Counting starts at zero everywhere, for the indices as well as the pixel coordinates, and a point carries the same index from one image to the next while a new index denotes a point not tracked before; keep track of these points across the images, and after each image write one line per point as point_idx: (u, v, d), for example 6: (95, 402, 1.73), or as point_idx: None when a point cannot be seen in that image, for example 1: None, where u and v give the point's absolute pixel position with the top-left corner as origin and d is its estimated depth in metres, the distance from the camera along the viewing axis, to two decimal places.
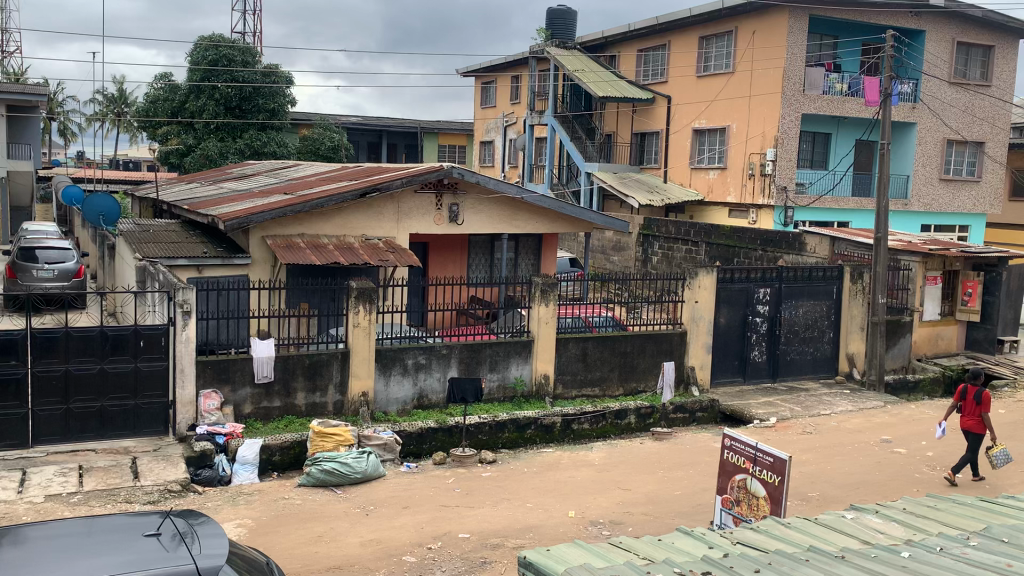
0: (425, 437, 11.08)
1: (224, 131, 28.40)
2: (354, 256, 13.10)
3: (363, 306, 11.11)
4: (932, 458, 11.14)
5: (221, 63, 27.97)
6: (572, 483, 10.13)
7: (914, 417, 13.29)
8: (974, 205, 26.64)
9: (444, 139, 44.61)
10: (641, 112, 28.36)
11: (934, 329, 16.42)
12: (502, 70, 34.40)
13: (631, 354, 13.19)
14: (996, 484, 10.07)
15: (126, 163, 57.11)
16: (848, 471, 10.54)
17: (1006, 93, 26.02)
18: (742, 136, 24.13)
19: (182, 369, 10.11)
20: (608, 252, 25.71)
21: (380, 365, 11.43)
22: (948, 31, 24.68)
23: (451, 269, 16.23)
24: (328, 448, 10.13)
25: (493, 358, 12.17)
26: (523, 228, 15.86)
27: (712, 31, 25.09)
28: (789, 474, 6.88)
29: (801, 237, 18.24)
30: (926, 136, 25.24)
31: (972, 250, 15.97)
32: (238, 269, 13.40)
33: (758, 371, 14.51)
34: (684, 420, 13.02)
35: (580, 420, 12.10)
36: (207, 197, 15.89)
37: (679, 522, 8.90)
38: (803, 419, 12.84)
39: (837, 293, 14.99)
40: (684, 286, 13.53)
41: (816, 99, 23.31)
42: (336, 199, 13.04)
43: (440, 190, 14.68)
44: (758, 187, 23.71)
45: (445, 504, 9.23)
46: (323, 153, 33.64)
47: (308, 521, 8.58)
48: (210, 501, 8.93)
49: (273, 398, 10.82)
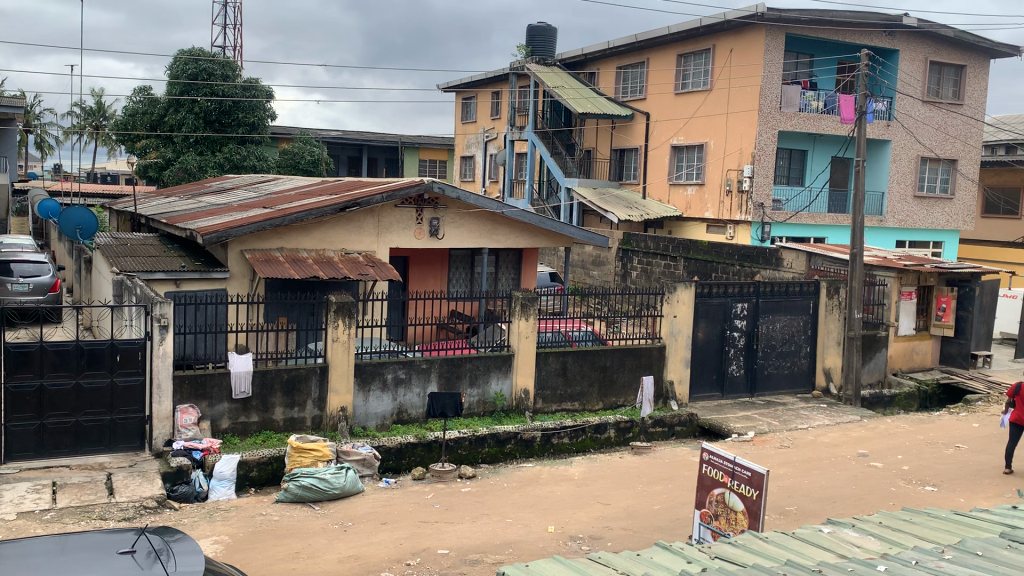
0: (404, 452, 11.06)
1: (204, 144, 28.33)
2: (334, 270, 13.04)
3: (342, 320, 11.08)
4: (908, 471, 11.27)
5: (201, 76, 27.83)
6: (551, 498, 10.13)
7: (890, 431, 13.41)
8: (947, 221, 27.08)
9: (424, 154, 44.74)
10: (620, 128, 28.57)
11: (909, 344, 16.61)
12: (483, 85, 34.58)
13: (610, 369, 13.21)
14: (971, 497, 10.18)
15: (102, 175, 56.52)
16: (826, 485, 10.62)
17: (977, 111, 26.55)
18: (720, 153, 24.36)
19: (158, 384, 10.02)
20: (588, 266, 25.84)
21: (359, 380, 11.39)
22: (921, 51, 25.08)
23: (431, 283, 16.25)
24: (306, 463, 10.12)
25: (473, 373, 12.17)
26: (503, 242, 15.88)
27: (690, 49, 25.30)
28: (767, 488, 6.92)
29: (778, 252, 18.36)
30: (900, 153, 25.57)
31: (947, 266, 16.20)
32: (216, 283, 13.34)
33: (736, 386, 14.61)
34: (663, 434, 13.09)
35: (560, 434, 12.12)
36: (184, 211, 15.79)
37: (658, 536, 8.92)
38: (780, 433, 12.93)
39: (813, 308, 15.11)
40: (664, 301, 13.60)
41: (792, 117, 23.54)
42: (315, 213, 13.04)
43: (420, 205, 14.69)
44: (735, 204, 23.94)
45: (423, 520, 9.21)
46: (303, 167, 33.58)
47: (285, 537, 8.52)
48: (186, 518, 8.86)
49: (251, 413, 10.73)
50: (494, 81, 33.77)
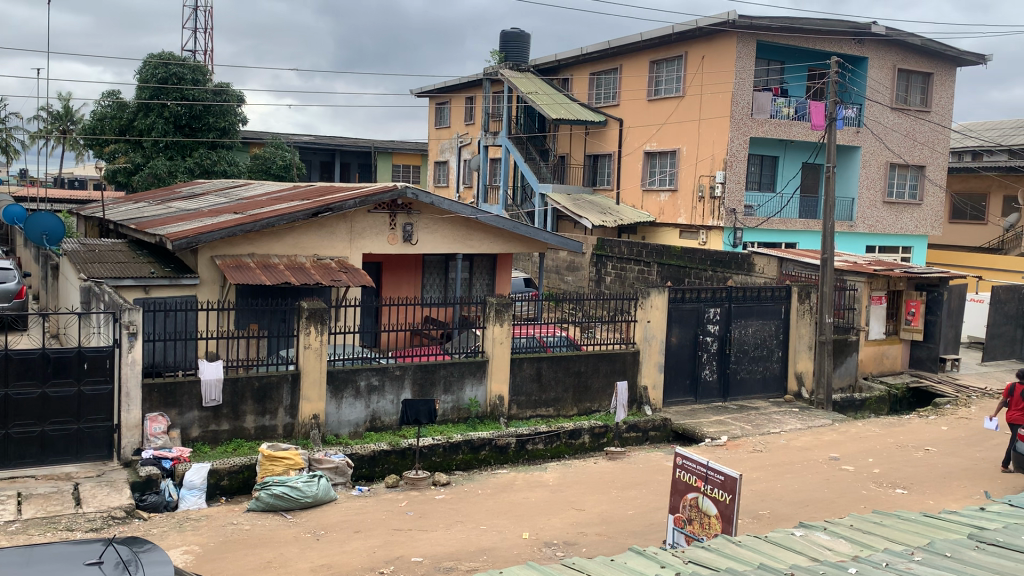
0: (377, 460, 10.97)
1: (174, 149, 28.04)
2: (306, 276, 12.93)
3: (314, 327, 10.98)
4: (879, 474, 11.37)
5: (172, 81, 27.43)
6: (525, 504, 10.10)
7: (860, 435, 13.54)
8: (916, 226, 27.45)
9: (397, 159, 44.67)
10: (594, 134, 28.68)
11: (879, 348, 16.80)
12: (456, 91, 34.56)
13: (585, 374, 13.21)
14: (941, 499, 10.30)
15: (70, 181, 55.80)
16: (798, 488, 10.69)
17: (945, 118, 26.96)
18: (693, 159, 24.53)
19: (127, 393, 9.86)
20: (562, 271, 25.88)
21: (332, 387, 11.30)
22: (890, 59, 25.43)
23: (405, 288, 16.18)
24: (278, 472, 10.00)
25: (447, 379, 12.13)
26: (477, 248, 15.85)
27: (663, 55, 25.45)
28: (740, 492, 6.95)
29: (749, 258, 18.48)
30: (870, 159, 25.89)
31: (915, 270, 16.37)
32: (186, 290, 13.18)
33: (709, 390, 14.69)
34: (638, 439, 13.09)
35: (534, 440, 12.10)
36: (154, 217, 15.60)
37: (632, 541, 8.92)
38: (753, 437, 13.01)
39: (785, 313, 15.25)
40: (637, 307, 13.65)
41: (763, 123, 23.75)
42: (286, 219, 12.94)
43: (393, 210, 14.61)
44: (708, 210, 24.11)
45: (397, 528, 9.14)
46: (275, 172, 33.37)
47: (257, 546, 8.42)
48: (155, 528, 8.73)
49: (222, 421, 10.60)
50: (468, 87, 33.76)
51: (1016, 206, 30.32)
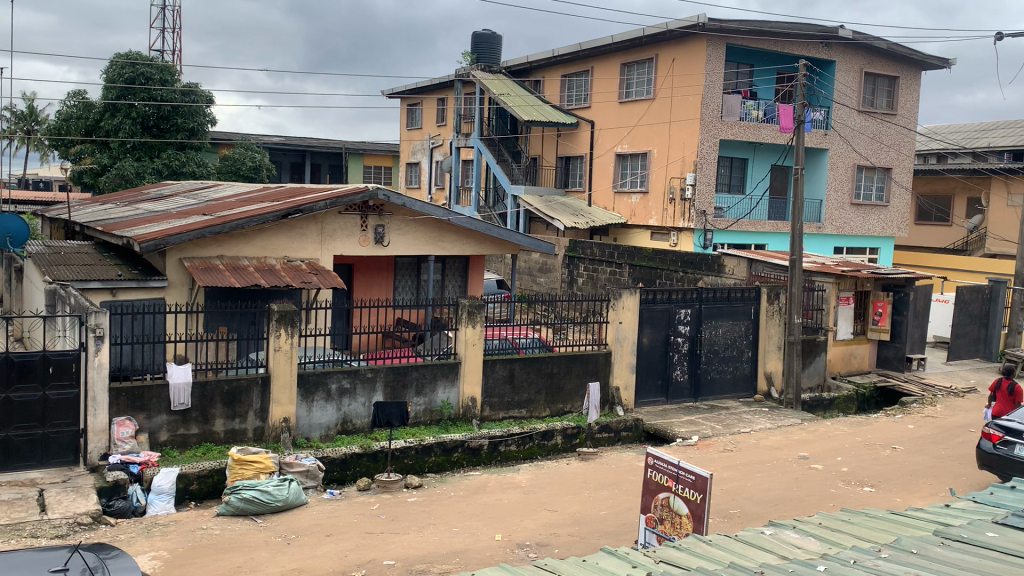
0: (349, 463, 10.89)
1: (142, 150, 27.69)
2: (276, 278, 12.81)
3: (284, 330, 10.89)
4: (848, 472, 11.50)
5: (139, 81, 27.04)
6: (498, 506, 10.08)
7: (829, 434, 13.69)
8: (883, 227, 27.84)
9: (369, 160, 44.51)
10: (565, 136, 28.74)
11: (847, 348, 17.01)
12: (428, 92, 34.48)
13: (557, 375, 13.25)
14: (908, 497, 10.47)
15: (35, 181, 54.88)
16: (767, 487, 10.80)
17: (910, 121, 27.39)
18: (663, 161, 24.69)
19: (93, 397, 9.71)
20: (534, 273, 25.93)
21: (303, 391, 11.21)
22: (857, 62, 25.77)
23: (377, 290, 16.12)
24: (248, 476, 9.91)
25: (420, 381, 12.09)
26: (449, 250, 15.83)
27: (634, 58, 25.57)
28: (711, 492, 7.00)
29: (719, 259, 18.60)
30: (837, 161, 26.21)
31: (882, 271, 16.57)
32: (154, 292, 13.02)
33: (680, 390, 14.79)
34: (610, 439, 13.14)
35: (507, 442, 12.09)
36: (120, 218, 15.35)
37: (604, 542, 8.94)
38: (723, 437, 13.10)
39: (754, 313, 15.39)
40: (609, 308, 13.71)
41: (732, 126, 23.97)
42: (256, 220, 12.82)
43: (364, 211, 14.55)
44: (678, 211, 24.27)
45: (369, 531, 9.09)
46: (244, 173, 33.10)
47: (227, 551, 8.34)
48: (122, 534, 8.61)
49: (191, 425, 10.48)
50: (440, 88, 33.69)
51: (980, 207, 30.88)
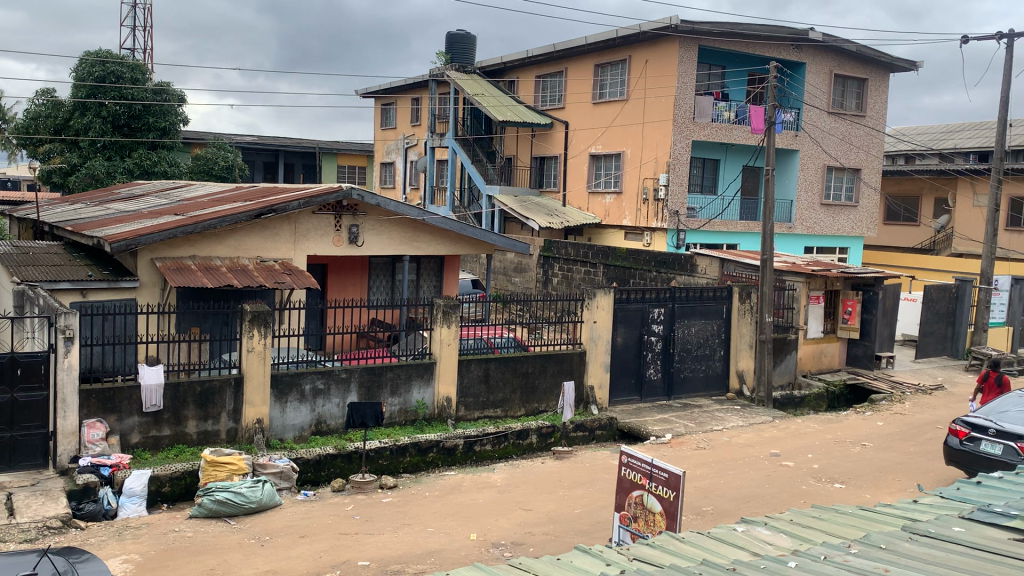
0: (323, 464, 10.87)
1: (112, 149, 27.36)
2: (249, 278, 12.74)
3: (257, 330, 10.83)
4: (818, 469, 11.65)
5: (109, 79, 26.71)
6: (473, 506, 10.11)
7: (800, 431, 13.86)
8: (852, 227, 28.21)
9: (342, 160, 44.36)
10: (540, 136, 28.81)
11: (817, 346, 17.22)
12: (402, 91, 34.41)
13: (532, 375, 13.29)
14: (877, 493, 10.63)
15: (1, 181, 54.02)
16: (739, 484, 10.92)
17: (879, 123, 27.79)
18: (637, 162, 24.84)
19: (63, 399, 9.61)
20: (509, 273, 25.98)
21: (276, 392, 11.16)
22: (826, 64, 26.09)
23: (351, 290, 16.08)
24: (221, 477, 9.86)
25: (394, 382, 12.09)
26: (424, 250, 15.82)
27: (607, 59, 25.72)
28: (684, 489, 7.07)
29: (691, 259, 18.75)
30: (808, 162, 26.50)
31: (852, 270, 16.79)
32: (125, 293, 12.89)
33: (654, 389, 14.90)
34: (584, 438, 13.23)
35: (482, 441, 12.13)
36: (90, 219, 15.15)
37: (578, 540, 9.01)
38: (696, 434, 13.22)
39: (726, 312, 15.53)
40: (583, 307, 13.77)
41: (705, 127, 24.13)
42: (228, 220, 12.74)
43: (338, 211, 14.51)
44: (651, 212, 24.42)
45: (343, 532, 9.07)
46: (217, 173, 32.83)
47: (200, 553, 8.29)
48: (93, 537, 8.53)
49: (163, 427, 10.40)
50: (414, 88, 33.64)
51: (947, 207, 31.40)
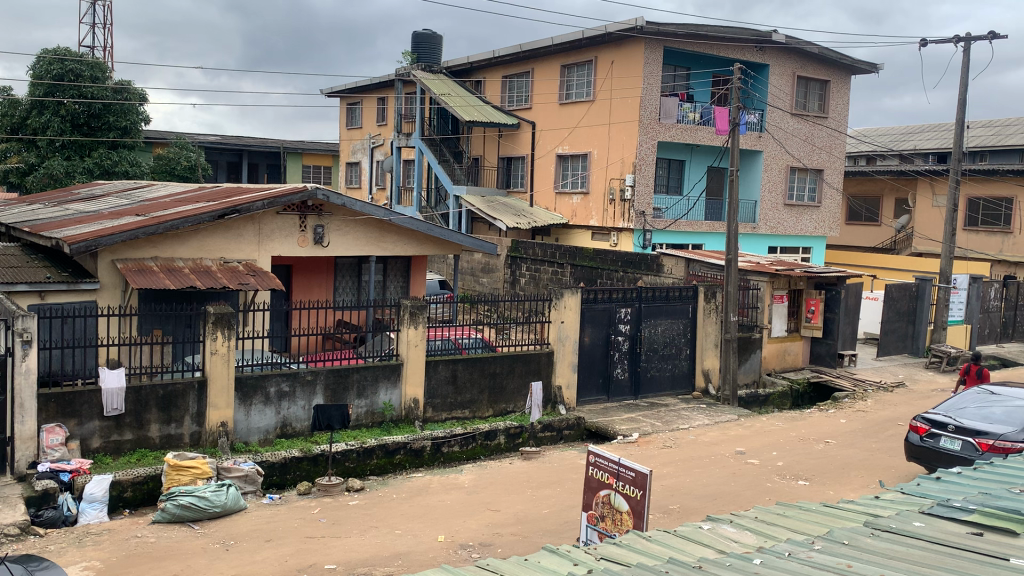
0: (289, 467, 10.77)
1: (71, 149, 26.86)
2: (212, 279, 12.58)
3: (221, 332, 10.69)
4: (783, 467, 11.79)
5: (67, 78, 26.25)
6: (440, 507, 10.08)
7: (764, 429, 14.00)
8: (815, 227, 28.57)
9: (307, 160, 44.02)
10: (506, 137, 28.82)
11: (781, 345, 17.40)
12: (368, 91, 34.20)
13: (500, 375, 13.29)
14: (840, 489, 10.79)
15: None
16: (705, 482, 11.01)
17: (841, 124, 28.21)
18: (603, 162, 24.94)
19: (20, 404, 9.39)
20: (476, 273, 25.94)
21: (240, 395, 11.03)
22: (789, 66, 26.39)
23: (316, 292, 15.96)
24: (184, 481, 9.72)
25: (361, 384, 12.01)
26: (391, 250, 15.74)
27: (573, 60, 25.81)
28: (650, 488, 7.11)
29: (657, 259, 18.86)
30: (771, 163, 26.80)
31: (814, 270, 17.01)
32: (85, 294, 12.66)
33: (621, 388, 14.96)
34: (552, 438, 13.27)
35: (449, 443, 12.09)
36: (48, 220, 14.81)
37: (546, 540, 9.02)
38: (663, 433, 13.32)
39: (692, 312, 15.66)
40: (551, 307, 13.80)
41: (671, 128, 24.30)
42: (191, 221, 12.57)
43: (303, 211, 14.40)
44: (618, 212, 24.56)
45: (309, 535, 8.99)
46: (179, 173, 32.38)
47: (163, 559, 8.17)
48: (52, 544, 8.36)
49: (124, 431, 10.24)
50: (380, 88, 33.48)
51: (907, 208, 31.99)
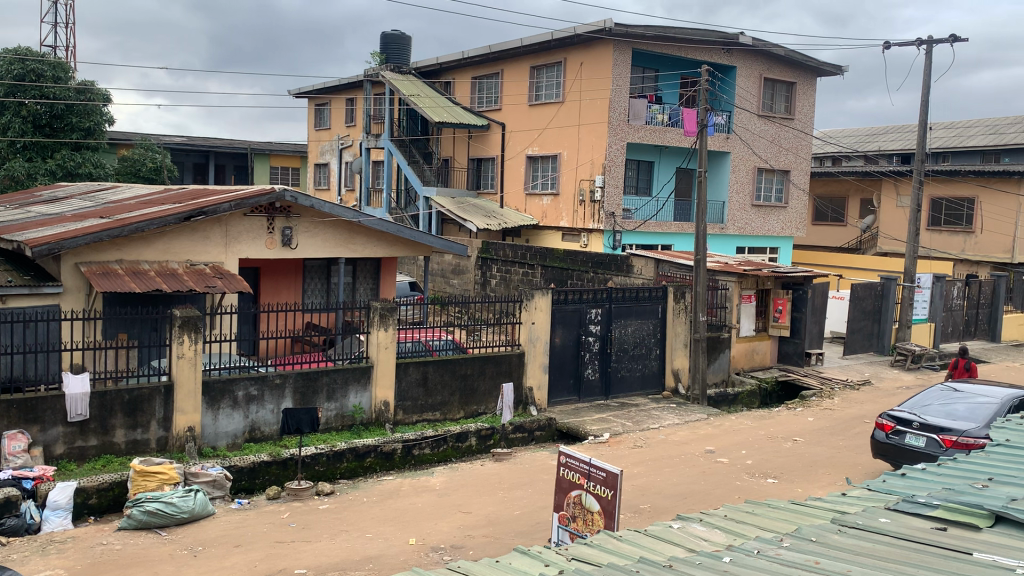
0: (257, 472, 10.66)
1: (33, 150, 26.41)
2: (178, 282, 12.43)
3: (187, 335, 10.55)
4: (751, 465, 11.90)
5: (29, 78, 25.79)
6: (411, 510, 10.03)
7: (734, 428, 14.14)
8: (782, 228, 28.88)
9: (275, 161, 43.62)
10: (476, 138, 28.80)
11: (749, 345, 17.57)
12: (337, 92, 33.99)
13: (471, 377, 13.27)
14: (807, 487, 10.90)
15: None
16: (675, 481, 11.07)
17: (806, 125, 28.56)
18: (573, 163, 25.01)
19: None
20: (446, 275, 25.91)
21: (208, 399, 10.89)
22: (757, 68, 26.65)
23: (285, 294, 15.82)
24: (151, 487, 9.57)
25: (331, 386, 11.92)
26: (360, 252, 15.66)
27: (543, 61, 25.87)
28: (621, 487, 7.13)
29: (627, 260, 18.95)
30: (739, 163, 27.06)
31: (781, 270, 17.19)
32: (47, 298, 12.40)
33: (591, 389, 15.01)
34: (523, 439, 13.26)
35: (421, 445, 12.06)
36: (9, 222, 14.53)
37: (517, 541, 9.01)
38: (633, 433, 13.38)
39: (661, 312, 15.77)
40: (522, 308, 13.80)
41: (639, 129, 24.44)
42: (156, 223, 12.39)
43: (271, 213, 14.28)
44: (588, 213, 24.64)
45: (278, 540, 8.90)
46: (144, 175, 31.95)
47: (130, 566, 8.05)
48: (15, 553, 8.21)
49: (89, 437, 10.06)
50: (349, 88, 33.28)
51: (872, 208, 32.46)
